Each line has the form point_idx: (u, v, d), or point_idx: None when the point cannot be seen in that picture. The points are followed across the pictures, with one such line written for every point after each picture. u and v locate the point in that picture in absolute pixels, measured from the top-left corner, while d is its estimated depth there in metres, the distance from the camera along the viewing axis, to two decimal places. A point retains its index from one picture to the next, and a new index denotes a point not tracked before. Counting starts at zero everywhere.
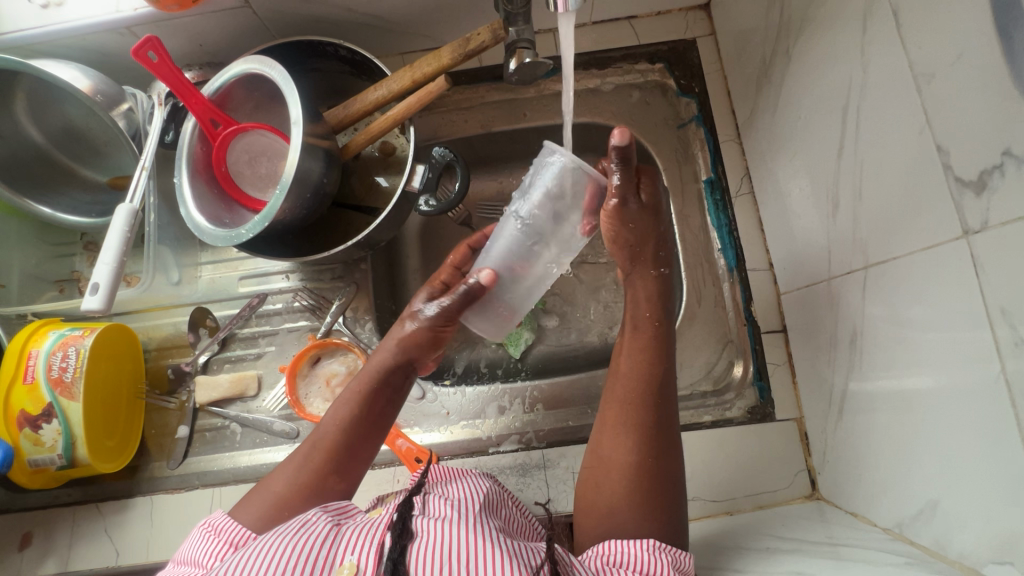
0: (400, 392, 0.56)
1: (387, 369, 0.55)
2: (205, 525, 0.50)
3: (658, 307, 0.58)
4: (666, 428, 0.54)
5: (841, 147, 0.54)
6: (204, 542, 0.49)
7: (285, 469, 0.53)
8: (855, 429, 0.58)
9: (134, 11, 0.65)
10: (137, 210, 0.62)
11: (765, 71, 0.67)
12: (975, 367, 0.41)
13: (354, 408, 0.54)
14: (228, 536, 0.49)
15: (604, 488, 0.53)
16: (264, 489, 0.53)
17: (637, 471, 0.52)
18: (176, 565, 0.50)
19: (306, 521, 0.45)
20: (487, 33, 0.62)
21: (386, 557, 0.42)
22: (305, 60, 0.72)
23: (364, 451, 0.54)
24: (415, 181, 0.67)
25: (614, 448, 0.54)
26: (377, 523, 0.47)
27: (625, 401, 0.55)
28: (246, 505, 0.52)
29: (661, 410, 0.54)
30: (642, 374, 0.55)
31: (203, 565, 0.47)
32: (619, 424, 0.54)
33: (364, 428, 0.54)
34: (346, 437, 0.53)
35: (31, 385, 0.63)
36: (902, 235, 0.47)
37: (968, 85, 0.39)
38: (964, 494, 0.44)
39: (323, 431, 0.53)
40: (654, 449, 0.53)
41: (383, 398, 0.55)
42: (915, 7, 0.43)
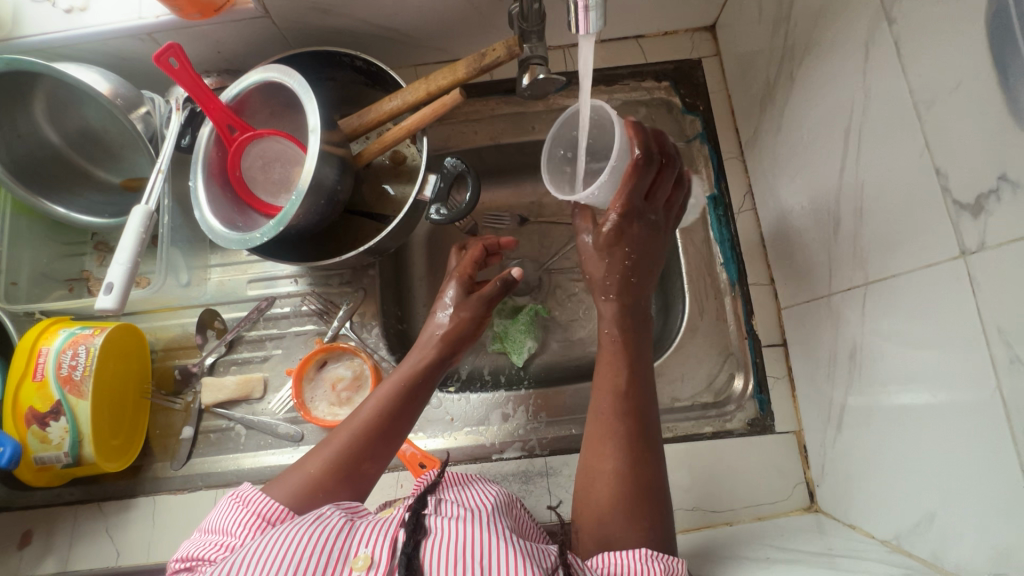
0: (434, 382, 0.63)
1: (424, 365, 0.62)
2: (235, 495, 0.51)
3: (625, 325, 0.61)
4: (644, 432, 0.55)
5: (842, 168, 0.56)
6: (232, 512, 0.49)
7: (321, 451, 0.55)
8: (853, 442, 0.59)
9: (156, 18, 0.67)
10: (152, 212, 0.63)
11: (769, 92, 0.69)
12: (972, 383, 0.43)
13: (397, 392, 0.59)
14: (258, 509, 0.49)
15: (592, 497, 0.53)
16: (297, 469, 0.54)
17: (620, 479, 0.52)
18: (202, 534, 0.51)
19: (322, 514, 0.46)
20: (503, 49, 0.64)
21: (401, 551, 0.43)
22: (322, 70, 0.74)
23: (399, 436, 0.58)
24: (427, 190, 0.69)
25: (596, 459, 0.54)
26: (390, 519, 0.48)
27: (603, 414, 0.56)
28: (276, 485, 0.53)
29: (640, 415, 0.56)
30: (614, 385, 0.57)
31: (232, 534, 0.48)
32: (601, 437, 0.55)
33: (404, 409, 0.59)
34: (388, 418, 0.57)
35: (40, 383, 0.64)
36: (901, 253, 0.49)
37: (966, 112, 0.41)
38: (961, 507, 0.45)
39: (360, 414, 0.57)
40: (637, 452, 0.54)
41: (421, 383, 0.61)
42: (916, 36, 0.45)
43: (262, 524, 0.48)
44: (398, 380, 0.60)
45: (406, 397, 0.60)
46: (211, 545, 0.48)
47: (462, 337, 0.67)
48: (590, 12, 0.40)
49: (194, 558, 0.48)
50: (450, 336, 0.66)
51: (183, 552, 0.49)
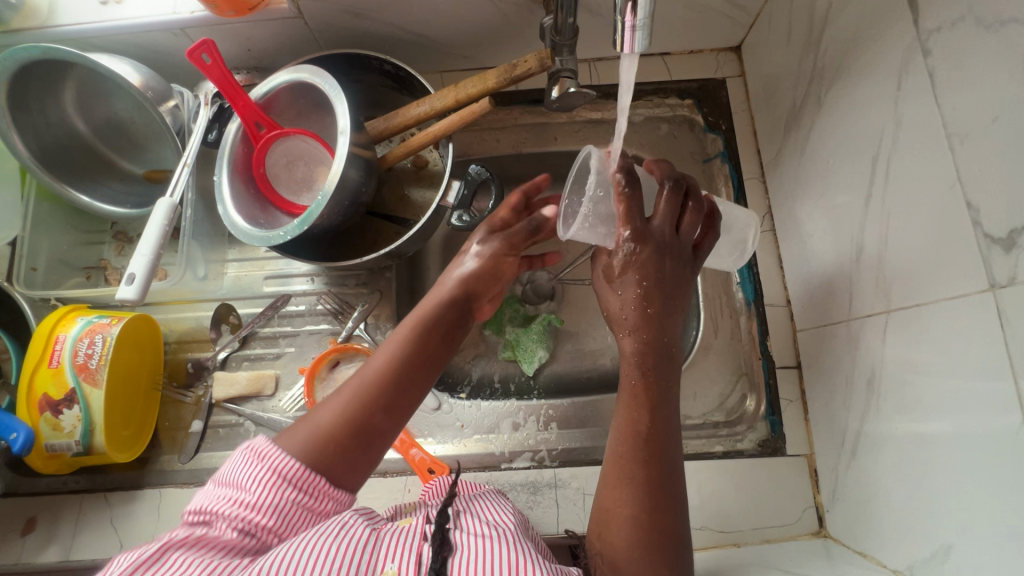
0: (456, 332, 0.58)
1: (444, 308, 0.57)
2: (249, 448, 0.48)
3: (645, 364, 0.56)
4: (662, 479, 0.51)
5: (869, 194, 0.56)
6: (247, 467, 0.47)
7: (333, 401, 0.51)
8: (868, 470, 0.59)
9: (191, 14, 0.68)
10: (177, 205, 0.63)
11: (794, 115, 0.70)
12: (997, 418, 0.43)
13: (412, 341, 0.54)
14: (272, 463, 0.47)
15: (607, 538, 0.51)
16: (309, 420, 0.50)
17: (637, 526, 0.49)
18: (215, 484, 0.49)
19: (346, 522, 0.46)
20: (535, 61, 0.65)
21: (428, 565, 0.43)
22: (351, 72, 0.75)
23: (417, 383, 0.53)
24: (450, 197, 0.69)
25: (611, 500, 0.52)
26: (412, 530, 0.48)
27: (618, 456, 0.53)
28: (287, 436, 0.49)
29: (655, 460, 0.52)
30: (631, 428, 0.53)
31: (248, 491, 0.46)
32: (617, 478, 0.52)
33: (421, 360, 0.54)
34: (403, 370, 0.52)
35: (56, 369, 0.64)
36: (927, 284, 0.49)
37: (1001, 147, 0.41)
38: (980, 542, 0.45)
39: (371, 365, 0.53)
40: (654, 499, 0.51)
41: (441, 332, 0.56)
42: (951, 70, 0.45)
43: (280, 481, 0.46)
44: (415, 329, 0.55)
45: (420, 344, 0.55)
46: (225, 499, 0.46)
47: (486, 279, 0.61)
48: (636, 32, 0.40)
49: (209, 514, 0.46)
50: (470, 287, 0.60)
51: (197, 504, 0.47)
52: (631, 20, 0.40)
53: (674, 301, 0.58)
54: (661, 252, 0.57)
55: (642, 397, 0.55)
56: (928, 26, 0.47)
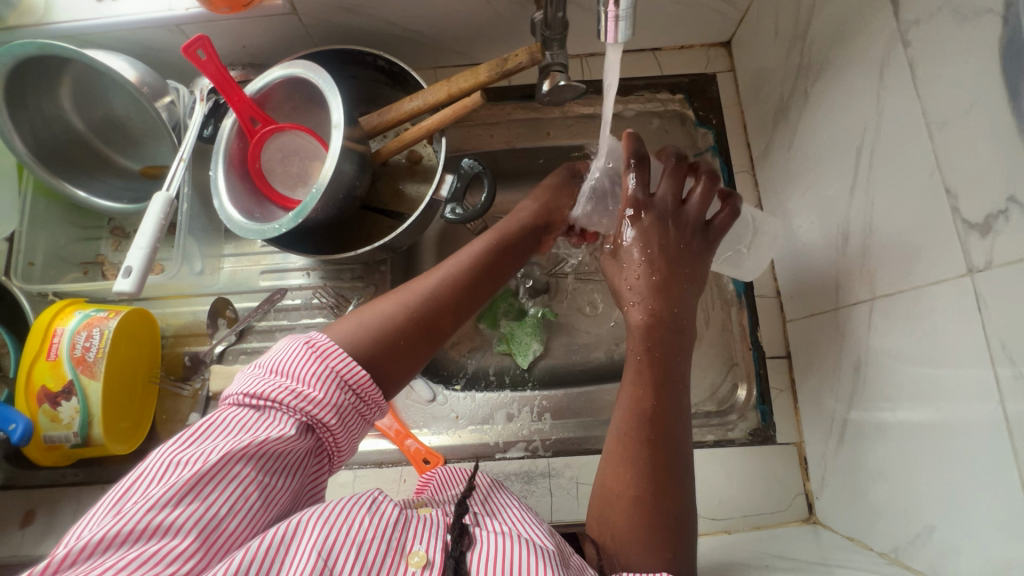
0: (518, 259, 0.65)
1: (515, 234, 0.65)
2: (308, 342, 0.49)
3: (651, 340, 0.58)
4: (667, 458, 0.53)
5: (854, 184, 0.57)
6: (305, 362, 0.48)
7: (401, 296, 0.56)
8: (855, 455, 0.60)
9: (186, 10, 0.68)
10: (173, 198, 0.64)
11: (782, 108, 0.71)
12: (975, 399, 0.44)
13: (478, 257, 0.60)
14: (333, 363, 0.48)
15: (610, 518, 0.52)
16: (371, 309, 0.54)
17: (639, 506, 0.51)
18: (263, 368, 0.49)
19: (376, 500, 0.47)
20: (525, 55, 0.66)
21: (449, 552, 0.44)
22: (345, 67, 0.75)
23: (479, 293, 0.59)
24: (444, 189, 0.70)
25: (614, 481, 0.53)
26: (436, 519, 0.49)
27: (621, 435, 0.55)
28: (347, 321, 0.54)
29: (658, 443, 0.53)
30: (636, 408, 0.55)
31: (303, 385, 0.47)
32: (620, 460, 0.54)
33: (484, 273, 0.60)
34: (468, 279, 0.58)
35: (54, 362, 0.64)
36: (909, 271, 0.50)
37: (977, 135, 0.42)
38: (961, 521, 0.46)
39: (446, 270, 0.58)
40: (657, 479, 0.52)
41: (504, 254, 0.63)
42: (930, 60, 0.46)
43: (341, 382, 0.48)
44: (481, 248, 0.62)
45: (487, 265, 0.61)
46: (278, 387, 0.47)
47: (547, 214, 0.68)
48: (619, 22, 0.41)
49: (261, 400, 0.46)
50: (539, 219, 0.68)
51: (246, 387, 0.47)
52: (614, 9, 0.41)
53: (687, 269, 0.61)
54: (662, 219, 0.62)
55: (650, 376, 0.56)
56: (908, 18, 0.48)
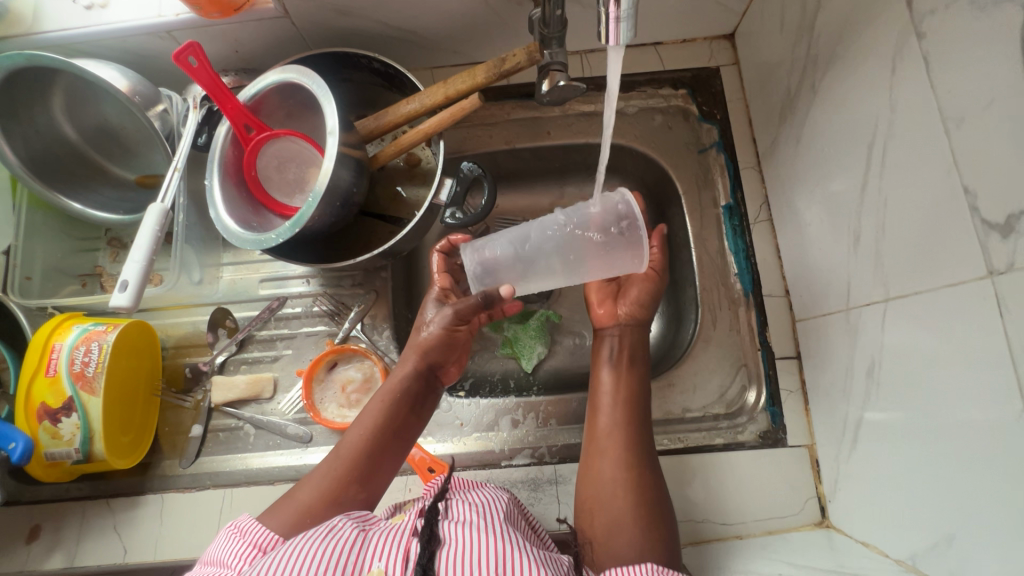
0: (423, 403, 0.65)
1: (409, 376, 0.65)
2: (231, 528, 0.52)
3: (633, 348, 0.68)
4: (646, 449, 0.61)
5: (865, 181, 0.55)
6: (230, 544, 0.50)
7: (312, 480, 0.57)
8: (870, 459, 0.58)
9: (176, 16, 0.67)
10: (168, 210, 0.63)
11: (789, 102, 0.69)
12: (997, 406, 0.42)
13: (383, 413, 0.61)
14: (254, 539, 0.50)
15: (604, 508, 0.57)
16: (292, 497, 0.55)
17: (625, 498, 0.56)
18: (201, 568, 0.51)
19: (333, 527, 0.47)
20: (524, 54, 0.64)
21: (417, 562, 0.44)
22: (339, 71, 0.74)
23: (388, 455, 0.60)
24: (444, 194, 0.68)
25: (604, 471, 0.59)
26: (402, 526, 0.49)
27: (609, 429, 0.62)
28: (273, 515, 0.54)
29: (639, 432, 0.62)
30: (613, 415, 0.62)
31: (229, 566, 0.48)
32: (597, 458, 0.60)
33: (388, 428, 0.60)
34: (377, 444, 0.59)
35: (53, 378, 0.64)
36: (924, 272, 0.48)
37: (997, 130, 0.40)
38: (982, 532, 0.44)
39: (348, 442, 0.59)
40: (639, 465, 0.59)
41: (408, 406, 0.63)
42: (945, 54, 0.44)
43: (258, 554, 0.48)
44: (387, 403, 0.62)
45: (391, 418, 0.61)
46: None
47: (444, 350, 0.68)
48: (620, 24, 0.40)
49: None
50: (432, 358, 0.67)
51: None
52: (614, 10, 0.40)
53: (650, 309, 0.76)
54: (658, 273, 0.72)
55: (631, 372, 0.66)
56: (922, 9, 0.46)
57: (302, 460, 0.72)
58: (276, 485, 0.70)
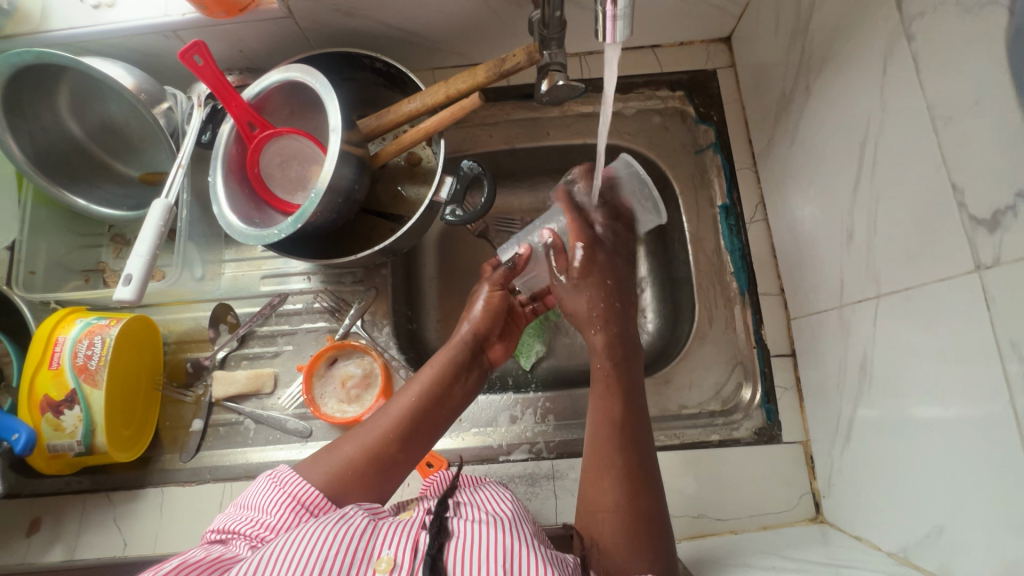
0: (467, 380, 0.67)
1: (459, 350, 0.68)
2: (272, 476, 0.53)
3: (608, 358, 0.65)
4: (639, 466, 0.57)
5: (857, 180, 0.57)
6: (269, 492, 0.52)
7: (356, 436, 0.58)
8: (862, 454, 0.59)
9: (182, 15, 0.68)
10: (172, 206, 0.64)
11: (784, 104, 0.70)
12: (985, 398, 0.43)
13: (431, 382, 0.63)
14: (294, 492, 0.51)
15: (599, 533, 0.54)
16: (334, 451, 0.56)
17: (623, 511, 0.54)
18: (237, 507, 0.54)
19: (346, 514, 0.48)
20: (524, 54, 0.66)
21: (426, 552, 0.45)
22: (342, 70, 0.75)
23: (432, 424, 0.61)
24: (444, 192, 0.69)
25: (596, 495, 0.56)
26: (411, 521, 0.49)
27: (595, 450, 0.58)
28: (309, 464, 0.56)
29: (630, 451, 0.58)
30: (607, 419, 0.60)
31: (267, 512, 0.50)
32: (600, 468, 0.57)
33: (438, 398, 0.62)
34: (424, 408, 0.60)
35: (56, 371, 0.64)
36: (915, 267, 0.49)
37: (983, 128, 0.41)
38: (972, 523, 0.45)
39: (393, 407, 0.60)
40: (634, 484, 0.55)
41: (456, 378, 0.65)
42: (934, 54, 0.45)
43: (300, 509, 0.50)
44: (437, 369, 0.64)
45: (436, 391, 0.63)
46: (247, 520, 0.51)
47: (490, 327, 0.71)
48: (617, 22, 0.42)
49: (228, 532, 0.50)
50: (480, 332, 0.70)
51: (219, 524, 0.52)
52: (611, 9, 0.41)
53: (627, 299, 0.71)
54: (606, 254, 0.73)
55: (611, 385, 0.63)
56: (911, 11, 0.47)
57: (302, 455, 0.72)
58: None
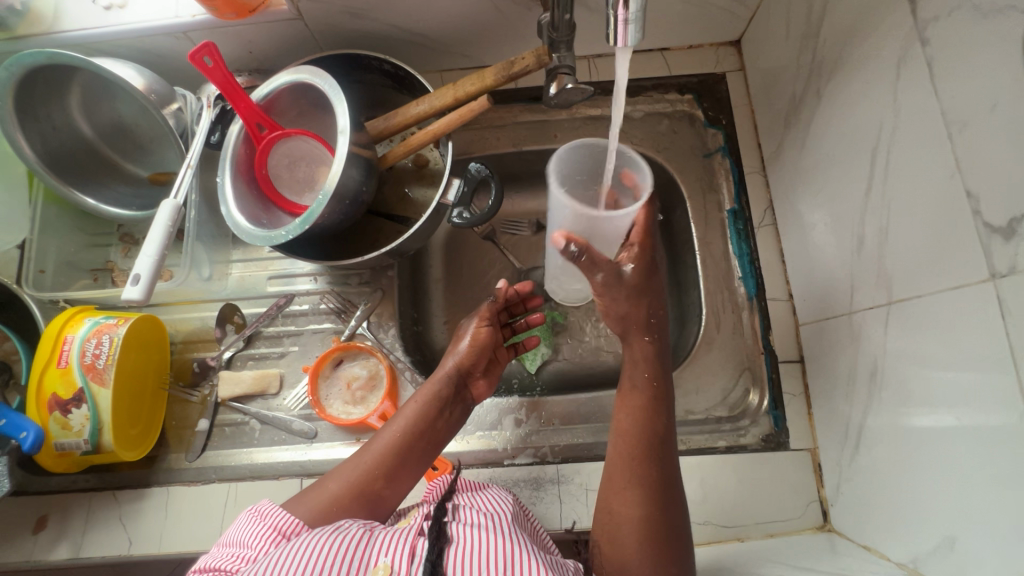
0: (452, 411, 0.66)
1: (442, 382, 0.66)
2: (253, 511, 0.53)
3: (654, 367, 0.63)
4: (668, 481, 0.57)
5: (869, 186, 0.56)
6: (251, 526, 0.51)
7: (343, 471, 0.58)
8: (871, 462, 0.58)
9: (192, 17, 0.68)
10: (181, 206, 0.64)
11: (794, 108, 0.70)
12: (999, 409, 0.43)
13: (416, 415, 0.62)
14: (275, 522, 0.51)
15: (617, 544, 0.54)
16: (319, 490, 0.57)
17: (646, 526, 0.54)
18: (219, 548, 0.52)
19: (340, 526, 0.48)
20: (532, 57, 0.66)
21: (424, 557, 0.45)
22: (351, 72, 0.75)
23: (416, 459, 0.61)
24: (450, 194, 0.69)
25: (620, 504, 0.56)
26: (406, 528, 0.49)
27: (626, 458, 0.58)
28: (298, 504, 0.56)
29: (662, 464, 0.57)
30: (641, 431, 0.59)
31: (251, 546, 0.49)
32: (625, 481, 0.57)
33: (422, 433, 0.62)
34: (407, 445, 0.60)
35: (64, 370, 0.65)
36: (926, 275, 0.49)
37: (999, 135, 0.41)
38: (983, 534, 0.44)
39: (380, 441, 0.61)
40: (659, 500, 0.55)
41: (439, 412, 0.64)
42: (950, 60, 0.45)
43: (280, 537, 0.49)
44: (420, 405, 0.63)
45: (420, 427, 0.62)
46: (228, 556, 0.49)
47: (477, 359, 0.70)
48: (629, 25, 0.42)
49: (210, 569, 0.48)
50: (465, 366, 0.69)
51: (201, 564, 0.50)
52: (624, 12, 0.41)
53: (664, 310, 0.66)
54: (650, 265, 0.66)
55: (652, 400, 0.60)
56: (926, 16, 0.47)
57: (307, 457, 0.72)
58: (281, 479, 0.70)
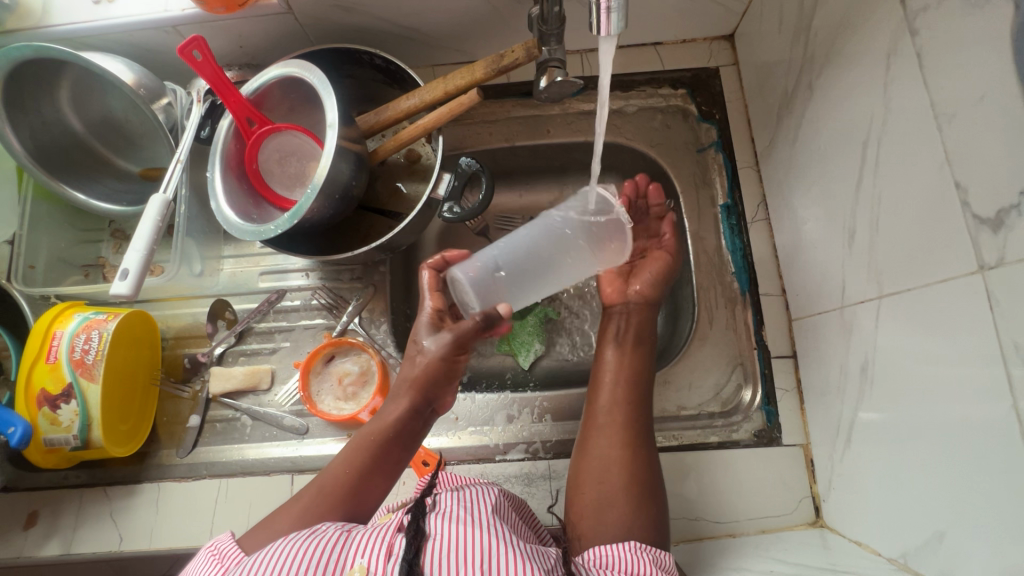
0: (413, 433, 0.60)
1: (402, 404, 0.60)
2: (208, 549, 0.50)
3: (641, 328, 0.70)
4: (643, 430, 0.62)
5: (859, 179, 0.56)
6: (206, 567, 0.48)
7: (292, 507, 0.54)
8: (862, 458, 0.58)
9: (182, 11, 0.68)
10: (170, 200, 0.63)
11: (786, 102, 0.69)
12: (988, 403, 0.42)
13: (369, 444, 0.57)
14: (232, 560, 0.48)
15: (592, 490, 0.57)
16: (270, 522, 0.53)
17: (622, 472, 0.58)
18: None
19: (316, 529, 0.48)
20: (521, 51, 0.66)
21: (402, 557, 0.44)
22: (342, 67, 0.75)
23: (375, 486, 0.56)
24: (441, 189, 0.69)
25: (600, 449, 0.60)
26: (386, 526, 0.49)
27: (609, 407, 0.63)
28: (252, 536, 0.53)
29: (639, 417, 0.62)
30: (625, 381, 0.64)
31: None
32: (606, 430, 0.61)
33: (379, 461, 0.57)
34: (361, 471, 0.56)
35: (53, 365, 0.64)
36: (916, 268, 0.48)
37: (987, 126, 0.40)
38: (973, 529, 0.44)
39: (332, 472, 0.56)
40: (634, 446, 0.60)
41: (399, 437, 0.59)
42: (938, 50, 0.44)
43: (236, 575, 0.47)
44: (374, 433, 0.58)
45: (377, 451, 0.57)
46: None
47: (438, 381, 0.63)
48: (611, 14, 0.42)
49: None
50: (423, 385, 0.62)
51: None
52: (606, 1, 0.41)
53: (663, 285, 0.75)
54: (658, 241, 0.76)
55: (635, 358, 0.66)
56: (915, 6, 0.47)
57: (297, 453, 0.72)
58: (272, 475, 0.70)
